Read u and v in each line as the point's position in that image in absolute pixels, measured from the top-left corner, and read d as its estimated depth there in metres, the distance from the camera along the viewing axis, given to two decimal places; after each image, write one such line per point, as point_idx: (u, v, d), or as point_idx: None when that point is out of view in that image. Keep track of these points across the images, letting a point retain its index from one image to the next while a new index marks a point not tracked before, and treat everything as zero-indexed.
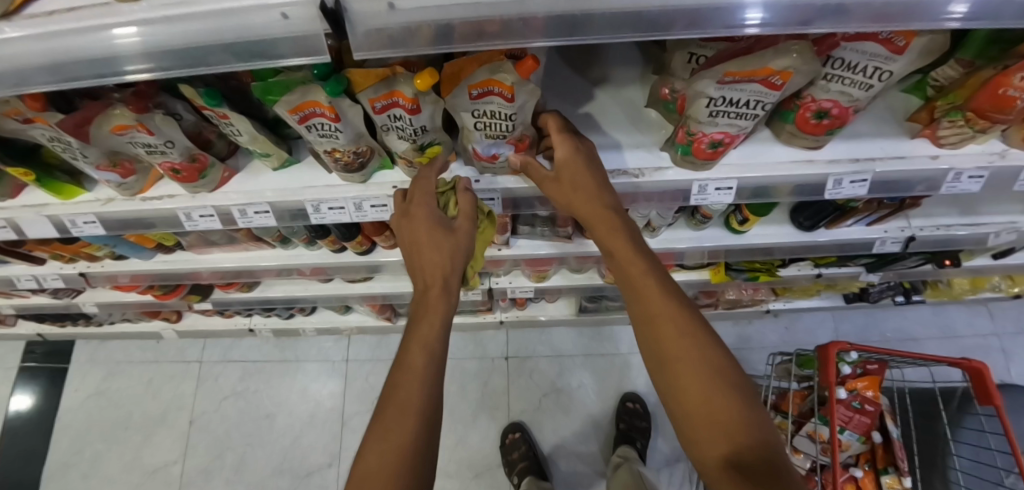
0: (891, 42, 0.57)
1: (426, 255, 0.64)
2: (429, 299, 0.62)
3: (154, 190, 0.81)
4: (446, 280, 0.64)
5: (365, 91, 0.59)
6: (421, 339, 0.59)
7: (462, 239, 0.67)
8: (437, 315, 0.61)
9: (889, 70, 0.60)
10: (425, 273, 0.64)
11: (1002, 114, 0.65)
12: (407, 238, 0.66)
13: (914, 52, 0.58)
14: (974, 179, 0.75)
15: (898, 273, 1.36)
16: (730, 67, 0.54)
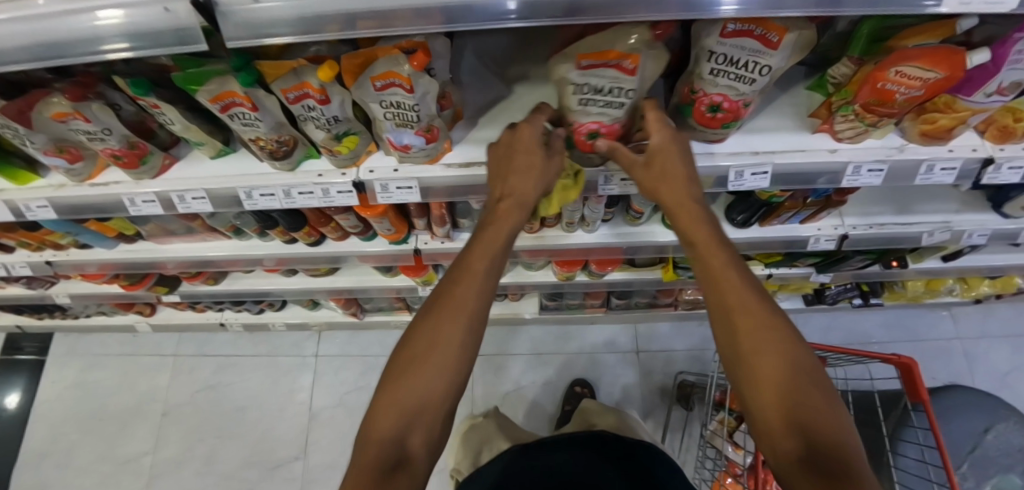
0: (766, 37, 0.60)
1: (507, 181, 0.63)
2: (501, 216, 0.61)
3: (102, 177, 0.86)
4: (523, 206, 0.63)
5: (276, 82, 0.64)
6: (486, 254, 0.58)
7: (551, 174, 0.65)
8: (504, 231, 0.61)
9: (766, 65, 0.62)
10: (504, 191, 0.63)
11: (886, 107, 0.69)
12: (500, 157, 0.65)
13: (787, 47, 0.61)
14: (874, 173, 0.78)
15: (849, 274, 1.38)
16: (583, 51, 0.58)
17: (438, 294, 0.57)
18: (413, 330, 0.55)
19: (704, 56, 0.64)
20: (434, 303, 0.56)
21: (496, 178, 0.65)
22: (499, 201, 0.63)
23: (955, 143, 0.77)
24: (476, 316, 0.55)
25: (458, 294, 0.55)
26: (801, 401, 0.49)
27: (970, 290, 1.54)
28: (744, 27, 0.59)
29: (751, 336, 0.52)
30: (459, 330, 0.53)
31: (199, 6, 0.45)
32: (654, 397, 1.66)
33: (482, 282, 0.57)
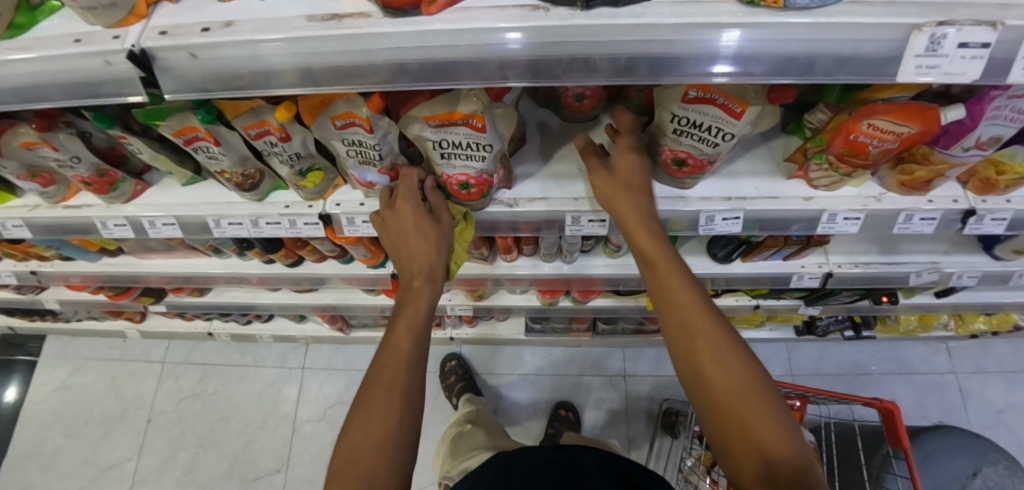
0: (728, 107, 0.59)
1: (412, 254, 0.67)
2: (416, 292, 0.66)
3: (76, 199, 0.87)
4: (431, 274, 0.67)
5: (237, 119, 0.63)
6: (404, 329, 0.63)
7: (447, 237, 0.70)
8: (420, 308, 0.65)
9: (730, 132, 0.62)
10: (413, 267, 0.68)
11: (859, 159, 0.67)
12: (394, 234, 0.69)
13: (752, 117, 0.60)
14: (850, 221, 0.75)
15: (840, 307, 1.34)
16: (426, 112, 0.59)
17: (369, 380, 0.59)
18: (351, 427, 0.56)
19: (667, 114, 0.64)
20: (366, 390, 0.58)
21: (400, 254, 0.69)
22: (412, 279, 0.67)
23: (935, 193, 0.75)
24: (403, 405, 0.56)
25: (384, 376, 0.58)
26: (746, 415, 0.51)
27: (965, 326, 1.50)
28: (704, 95, 0.58)
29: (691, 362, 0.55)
30: (386, 419, 0.55)
31: (137, 60, 0.45)
32: (639, 422, 1.64)
33: (402, 359, 0.60)
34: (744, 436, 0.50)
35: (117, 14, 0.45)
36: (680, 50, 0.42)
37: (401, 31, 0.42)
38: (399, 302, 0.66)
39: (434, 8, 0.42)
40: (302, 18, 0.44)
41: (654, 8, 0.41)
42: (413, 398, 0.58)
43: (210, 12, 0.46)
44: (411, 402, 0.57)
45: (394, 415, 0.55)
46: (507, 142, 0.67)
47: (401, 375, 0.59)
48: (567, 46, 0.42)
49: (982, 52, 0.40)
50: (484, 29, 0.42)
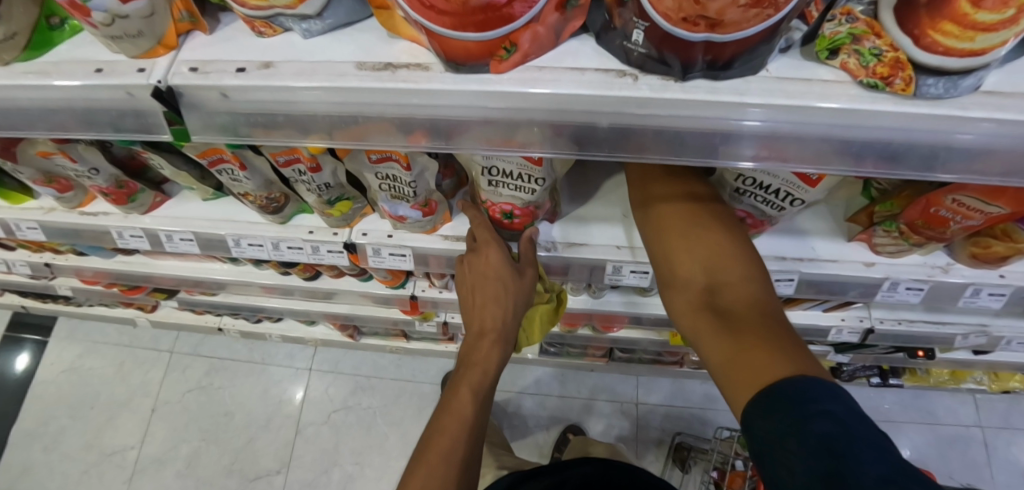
0: (803, 174, 0.53)
1: (483, 312, 0.66)
2: (479, 354, 0.65)
3: (93, 205, 0.83)
4: (499, 335, 0.66)
5: (266, 146, 0.59)
6: (468, 393, 0.62)
7: (524, 295, 0.67)
8: (485, 370, 0.64)
9: (800, 198, 0.57)
10: (483, 324, 0.66)
11: (935, 231, 0.62)
12: (470, 283, 0.66)
13: (827, 186, 0.55)
14: (912, 291, 0.70)
15: (872, 357, 1.29)
16: None
17: (426, 441, 0.59)
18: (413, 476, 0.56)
19: (730, 174, 0.58)
20: (423, 453, 0.58)
21: (472, 305, 0.67)
22: (481, 337, 0.66)
23: (1007, 268, 0.70)
24: (458, 466, 0.56)
25: (440, 443, 0.58)
26: (716, 297, 0.50)
27: (998, 383, 1.44)
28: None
29: (673, 256, 0.55)
30: (444, 476, 0.55)
31: (161, 97, 0.40)
32: (647, 453, 1.59)
33: (463, 428, 0.59)
34: (703, 295, 0.51)
35: (144, 44, 0.41)
36: (777, 129, 0.37)
37: (467, 90, 0.37)
38: (463, 361, 0.65)
39: (504, 66, 0.36)
40: (350, 64, 0.39)
41: (758, 83, 0.35)
42: (470, 459, 0.58)
43: (246, 48, 0.42)
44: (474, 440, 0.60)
45: (451, 478, 0.55)
46: (561, 176, 0.63)
47: (460, 445, 0.57)
48: (648, 118, 0.37)
49: None
50: (557, 94, 0.36)
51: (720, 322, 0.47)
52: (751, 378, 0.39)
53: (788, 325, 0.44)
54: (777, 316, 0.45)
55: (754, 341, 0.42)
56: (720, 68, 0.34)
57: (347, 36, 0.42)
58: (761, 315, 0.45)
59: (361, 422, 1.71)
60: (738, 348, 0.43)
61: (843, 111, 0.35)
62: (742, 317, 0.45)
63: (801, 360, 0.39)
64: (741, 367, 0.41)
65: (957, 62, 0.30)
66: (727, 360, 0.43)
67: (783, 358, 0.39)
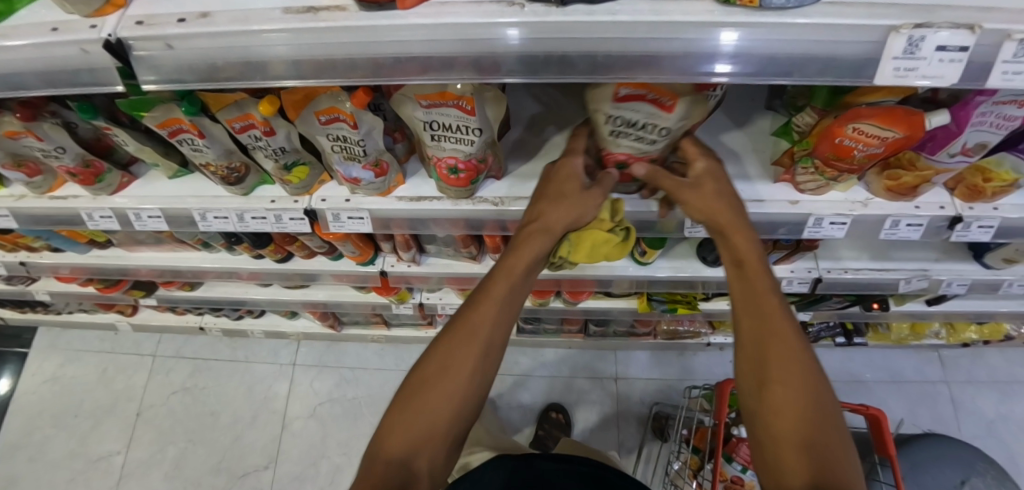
0: (660, 101, 0.56)
1: (532, 212, 0.63)
2: (519, 248, 0.60)
3: (63, 190, 0.86)
4: (543, 243, 0.61)
5: (220, 112, 0.63)
6: (495, 302, 0.57)
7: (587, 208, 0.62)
8: (524, 265, 0.59)
9: (665, 127, 0.59)
10: (528, 220, 0.62)
11: (845, 163, 0.67)
12: (538, 190, 0.65)
13: (684, 110, 0.57)
14: (836, 226, 0.76)
15: (831, 313, 1.35)
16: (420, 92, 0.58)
17: (450, 328, 0.56)
18: (425, 371, 0.54)
19: (599, 115, 0.60)
20: (443, 338, 0.56)
21: (529, 207, 0.64)
22: (524, 228, 0.62)
23: (922, 199, 0.75)
24: (480, 367, 0.54)
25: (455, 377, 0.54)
26: (795, 351, 0.54)
27: (956, 335, 1.51)
28: (635, 92, 0.55)
29: (776, 321, 0.55)
30: (460, 379, 0.53)
31: (112, 49, 0.44)
32: (629, 426, 1.63)
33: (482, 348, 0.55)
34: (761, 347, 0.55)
35: (94, 3, 0.45)
36: (661, 48, 0.41)
37: (375, 26, 0.41)
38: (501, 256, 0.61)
39: (408, 2, 0.41)
40: (278, 10, 0.44)
41: (630, 5, 0.41)
42: (491, 363, 0.55)
43: (186, 3, 0.46)
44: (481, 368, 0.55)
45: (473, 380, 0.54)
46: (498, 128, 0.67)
47: (487, 348, 0.54)
48: (544, 42, 0.42)
49: (960, 56, 0.40)
50: (460, 23, 0.41)
51: (790, 382, 0.52)
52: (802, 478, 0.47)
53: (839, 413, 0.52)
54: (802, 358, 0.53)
55: (812, 435, 0.49)
56: None
57: None
58: (825, 397, 0.52)
59: (346, 412, 1.73)
60: (793, 434, 0.50)
61: (704, 25, 0.40)
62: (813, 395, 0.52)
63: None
64: (792, 453, 0.49)
65: None
66: (778, 437, 0.50)
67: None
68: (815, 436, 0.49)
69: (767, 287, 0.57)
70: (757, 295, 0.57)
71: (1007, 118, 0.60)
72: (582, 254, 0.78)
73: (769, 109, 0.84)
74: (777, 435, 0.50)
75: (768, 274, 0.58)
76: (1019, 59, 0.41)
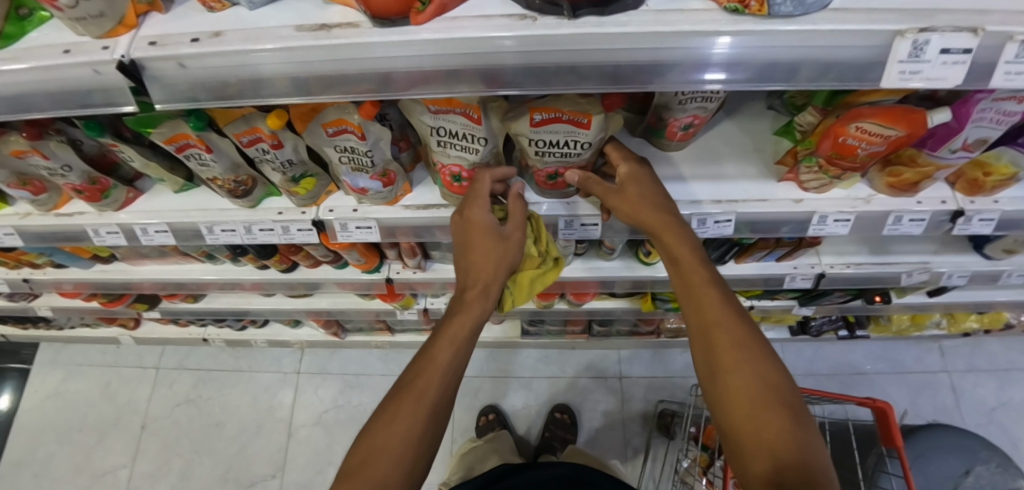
0: (575, 120, 0.59)
1: (471, 266, 0.66)
2: (466, 305, 0.64)
3: (68, 206, 0.86)
4: (486, 287, 0.65)
5: (228, 127, 0.63)
6: (447, 345, 0.60)
7: (512, 254, 0.68)
8: (469, 321, 0.63)
9: (585, 141, 0.62)
10: (470, 277, 0.66)
11: (848, 162, 0.67)
12: (462, 241, 0.68)
13: (599, 127, 0.60)
14: (841, 223, 0.76)
15: (833, 307, 1.36)
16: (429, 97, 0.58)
17: (402, 385, 0.58)
18: (376, 426, 0.55)
19: (522, 140, 0.64)
20: (396, 396, 0.57)
21: (464, 261, 0.67)
22: (466, 290, 0.65)
23: (923, 195, 0.76)
24: (431, 411, 0.55)
25: (408, 399, 0.56)
26: (740, 337, 0.56)
27: (956, 325, 1.52)
28: (548, 117, 0.58)
29: (722, 317, 0.57)
30: (410, 427, 0.54)
31: (126, 70, 0.44)
32: (635, 424, 1.64)
33: (438, 384, 0.57)
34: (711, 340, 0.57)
35: (106, 24, 0.45)
36: (671, 57, 0.42)
37: (390, 41, 0.42)
38: (449, 311, 0.65)
39: (422, 18, 0.41)
40: (291, 28, 0.44)
41: (638, 16, 0.42)
42: (445, 406, 0.57)
43: (197, 22, 0.46)
44: (437, 415, 0.56)
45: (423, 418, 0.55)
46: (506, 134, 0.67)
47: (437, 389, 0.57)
48: (555, 54, 0.42)
49: (965, 58, 0.42)
50: (471, 36, 0.41)
51: (742, 367, 0.53)
52: (763, 462, 0.47)
53: (800, 397, 0.53)
54: (751, 346, 0.55)
55: (766, 414, 0.50)
56: (604, 3, 0.40)
57: (286, 5, 0.47)
58: (783, 380, 0.53)
59: (352, 419, 1.73)
60: (751, 424, 0.50)
61: (713, 34, 0.41)
62: (768, 377, 0.52)
63: (819, 471, 0.46)
64: (753, 439, 0.49)
65: None
66: (739, 424, 0.51)
67: (807, 473, 0.45)
68: (769, 416, 0.50)
69: (705, 281, 0.60)
70: (698, 288, 0.60)
71: (1006, 114, 0.61)
72: (523, 294, 0.83)
73: (769, 108, 0.85)
74: (738, 422, 0.51)
75: (703, 268, 0.61)
76: (1022, 60, 0.42)
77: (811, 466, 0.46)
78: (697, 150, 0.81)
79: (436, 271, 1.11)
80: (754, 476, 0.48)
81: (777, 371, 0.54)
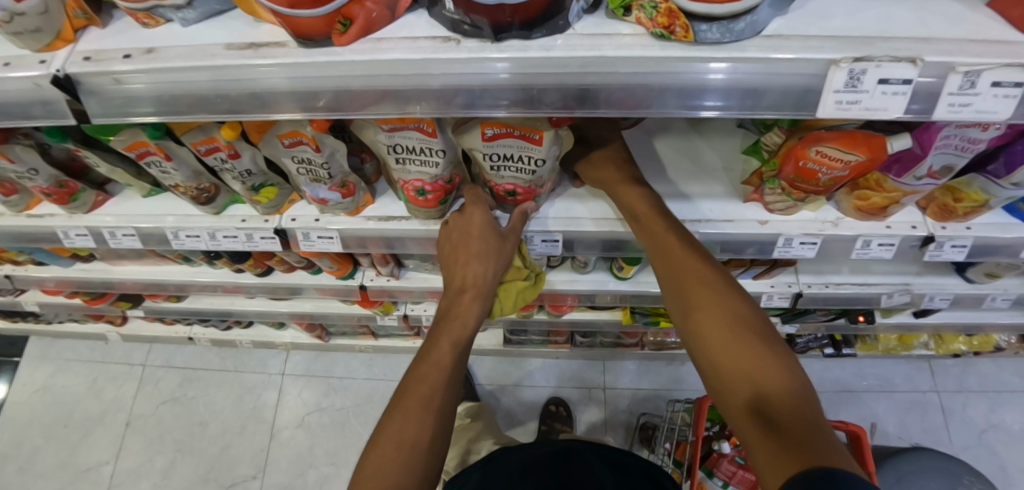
0: (527, 136, 0.58)
1: (463, 268, 0.70)
2: (462, 308, 0.70)
3: (40, 208, 0.87)
4: (480, 290, 0.71)
5: (186, 136, 0.63)
6: (447, 344, 0.66)
7: (505, 259, 0.72)
8: (465, 324, 0.69)
9: (539, 157, 0.61)
10: (465, 280, 0.70)
11: (811, 185, 0.66)
12: (454, 241, 0.70)
13: (552, 143, 0.59)
14: (807, 245, 0.75)
15: (817, 325, 1.33)
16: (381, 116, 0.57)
17: (405, 388, 0.62)
18: (381, 435, 0.58)
19: (477, 154, 0.63)
20: (403, 398, 0.61)
21: (452, 263, 0.71)
22: (461, 292, 0.71)
23: (893, 219, 0.75)
24: (437, 406, 0.60)
25: (420, 391, 0.61)
26: (710, 283, 0.58)
27: (944, 346, 1.49)
28: (500, 131, 0.58)
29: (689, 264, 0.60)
30: (422, 423, 0.58)
31: (60, 85, 0.44)
32: (617, 436, 1.62)
33: (442, 374, 0.63)
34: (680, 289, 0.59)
35: (43, 38, 0.45)
36: (597, 82, 0.42)
37: (313, 61, 0.42)
38: (444, 315, 0.70)
39: (345, 39, 0.41)
40: (220, 45, 0.44)
41: (564, 39, 0.41)
42: (449, 403, 0.62)
43: (132, 38, 0.46)
44: (444, 414, 0.61)
45: (428, 423, 0.58)
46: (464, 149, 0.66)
47: (438, 393, 0.61)
48: (484, 77, 0.42)
49: (904, 89, 0.40)
50: (394, 58, 0.42)
51: (714, 309, 0.55)
52: (747, 391, 0.47)
53: (773, 330, 0.53)
54: (716, 288, 0.57)
55: (744, 346, 0.50)
56: (527, 27, 0.40)
57: (218, 22, 0.47)
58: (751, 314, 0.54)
59: (335, 422, 1.73)
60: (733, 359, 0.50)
61: (639, 59, 0.41)
62: (738, 312, 0.54)
63: (805, 397, 0.45)
64: (734, 372, 0.49)
65: (720, 8, 0.37)
66: (718, 362, 0.51)
67: (794, 398, 0.44)
68: (743, 347, 0.50)
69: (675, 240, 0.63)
70: (668, 245, 0.62)
71: (971, 141, 0.58)
72: (511, 304, 0.86)
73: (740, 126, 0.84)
74: (718, 357, 0.51)
75: (668, 224, 0.64)
76: (965, 91, 0.40)
77: (794, 392, 0.45)
78: (663, 167, 0.80)
79: (410, 279, 1.11)
80: (739, 408, 0.47)
81: (748, 309, 0.55)
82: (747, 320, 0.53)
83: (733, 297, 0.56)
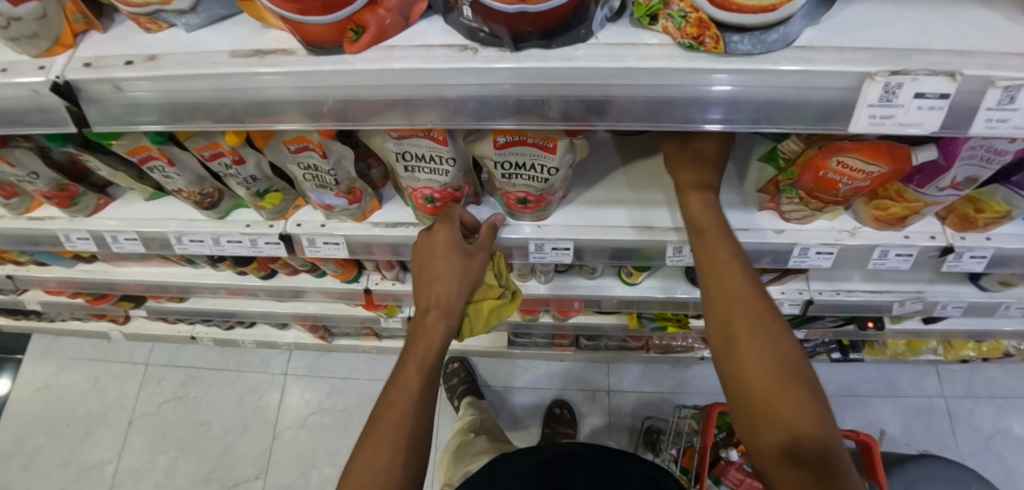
0: (540, 144, 0.56)
1: (429, 290, 0.66)
2: (428, 328, 0.65)
3: (40, 211, 0.85)
4: (446, 309, 0.66)
5: (189, 141, 0.61)
6: (414, 368, 0.63)
7: (473, 275, 0.68)
8: (431, 345, 0.64)
9: (552, 166, 0.60)
10: (430, 300, 0.66)
11: (830, 195, 0.65)
12: (421, 262, 0.67)
13: (566, 151, 0.57)
14: (823, 255, 0.74)
15: (826, 331, 1.32)
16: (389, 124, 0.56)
17: (375, 415, 0.61)
18: (357, 461, 0.57)
19: (488, 162, 0.61)
20: (372, 426, 0.60)
21: (421, 284, 0.67)
22: (425, 312, 0.66)
23: (912, 229, 0.73)
24: (406, 432, 0.58)
25: (390, 416, 0.59)
26: (760, 304, 0.50)
27: (953, 352, 1.48)
28: (513, 139, 0.56)
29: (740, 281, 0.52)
30: (392, 454, 0.57)
31: (59, 93, 0.43)
32: (621, 439, 1.61)
33: (411, 397, 0.61)
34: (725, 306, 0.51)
35: (41, 44, 0.43)
36: (620, 94, 0.40)
37: (321, 70, 0.40)
38: (410, 339, 0.66)
39: (356, 47, 0.40)
40: (225, 53, 0.43)
41: (585, 49, 0.39)
42: (420, 427, 0.60)
43: (135, 44, 0.45)
44: (418, 440, 0.59)
45: (399, 452, 0.57)
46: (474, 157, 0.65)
47: (408, 418, 0.59)
48: (501, 87, 0.41)
49: (941, 103, 0.38)
50: (407, 67, 0.40)
51: (755, 339, 0.48)
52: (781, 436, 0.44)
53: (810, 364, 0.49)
54: (768, 312, 0.50)
55: (786, 386, 0.46)
56: (547, 36, 0.38)
57: (224, 28, 0.45)
58: (796, 349, 0.49)
59: (337, 423, 1.72)
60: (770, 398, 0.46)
61: (663, 70, 0.39)
62: (781, 342, 0.48)
63: (834, 443, 0.44)
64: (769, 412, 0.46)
65: (755, 18, 0.35)
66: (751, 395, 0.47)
67: (826, 449, 0.43)
68: (784, 386, 0.46)
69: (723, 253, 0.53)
70: (717, 257, 0.54)
71: (998, 152, 0.57)
72: (481, 324, 0.79)
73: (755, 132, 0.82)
74: (752, 392, 0.47)
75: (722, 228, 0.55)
76: (1003, 106, 0.39)
77: (828, 443, 0.44)
78: None
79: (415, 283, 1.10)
80: (767, 450, 0.45)
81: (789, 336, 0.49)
82: (790, 353, 0.48)
83: (779, 324, 0.50)
